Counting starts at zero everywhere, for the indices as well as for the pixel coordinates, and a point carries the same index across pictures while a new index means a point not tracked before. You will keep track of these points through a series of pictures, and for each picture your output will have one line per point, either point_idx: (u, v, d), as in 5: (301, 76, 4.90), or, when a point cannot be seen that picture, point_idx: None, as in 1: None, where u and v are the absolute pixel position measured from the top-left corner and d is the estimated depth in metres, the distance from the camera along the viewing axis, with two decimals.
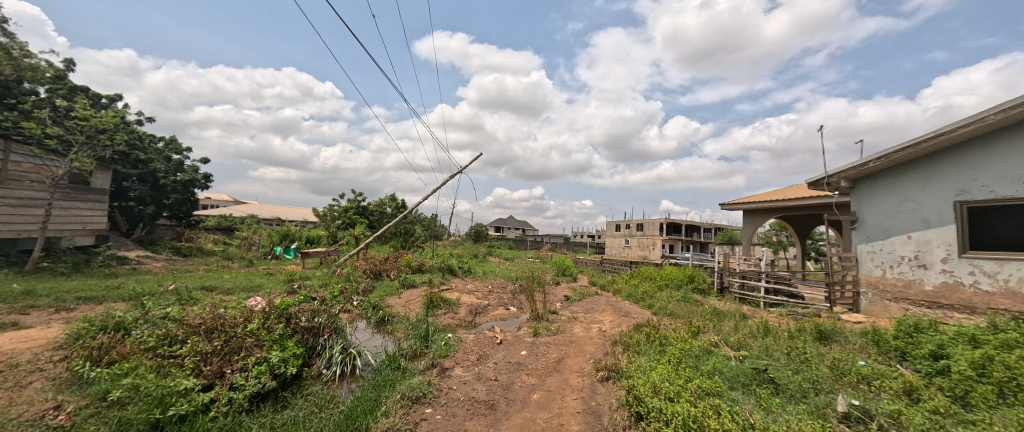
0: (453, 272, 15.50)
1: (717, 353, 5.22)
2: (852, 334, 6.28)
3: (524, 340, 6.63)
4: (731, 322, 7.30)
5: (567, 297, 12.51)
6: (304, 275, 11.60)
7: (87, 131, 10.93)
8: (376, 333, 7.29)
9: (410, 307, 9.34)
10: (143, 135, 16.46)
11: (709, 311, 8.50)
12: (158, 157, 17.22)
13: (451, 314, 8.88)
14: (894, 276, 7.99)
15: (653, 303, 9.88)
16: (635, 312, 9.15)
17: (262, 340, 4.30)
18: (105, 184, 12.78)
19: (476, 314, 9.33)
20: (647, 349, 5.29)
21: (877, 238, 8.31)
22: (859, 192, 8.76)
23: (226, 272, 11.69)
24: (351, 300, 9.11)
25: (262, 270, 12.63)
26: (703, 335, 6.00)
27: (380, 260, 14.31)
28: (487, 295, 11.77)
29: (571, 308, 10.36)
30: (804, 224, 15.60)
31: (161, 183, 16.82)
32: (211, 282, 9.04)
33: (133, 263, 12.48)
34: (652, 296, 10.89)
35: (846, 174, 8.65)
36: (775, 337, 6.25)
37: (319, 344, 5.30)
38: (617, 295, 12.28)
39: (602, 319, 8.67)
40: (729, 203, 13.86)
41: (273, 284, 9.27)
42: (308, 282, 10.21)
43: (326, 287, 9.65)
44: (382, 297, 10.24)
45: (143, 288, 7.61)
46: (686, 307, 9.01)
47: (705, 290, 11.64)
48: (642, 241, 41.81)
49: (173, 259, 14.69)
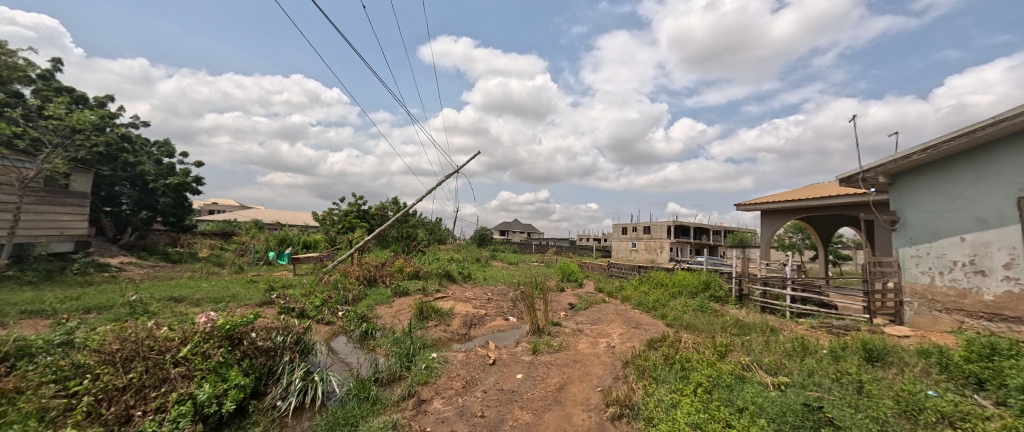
0: (452, 278, 14.69)
1: (753, 382, 4.29)
2: (910, 354, 5.34)
3: (523, 360, 5.78)
4: (760, 338, 6.38)
5: (572, 305, 11.61)
6: (289, 282, 10.82)
7: (62, 131, 10.35)
8: (355, 352, 6.46)
9: (399, 318, 8.52)
10: (132, 137, 15.90)
11: (731, 324, 7.57)
12: (148, 160, 16.66)
13: (442, 327, 8.04)
14: (944, 284, 7.04)
15: (667, 313, 8.97)
16: (647, 324, 8.25)
17: (194, 372, 3.53)
18: (86, 188, 12.18)
19: (471, 326, 8.47)
20: (667, 375, 4.39)
21: (923, 241, 7.39)
22: (901, 189, 7.81)
23: (209, 279, 10.98)
24: (335, 312, 8.32)
25: (248, 276, 11.90)
26: (731, 357, 5.07)
27: (374, 266, 13.54)
28: (485, 303, 10.93)
29: (575, 318, 9.47)
30: (826, 225, 14.57)
31: (150, 187, 16.09)
32: (182, 292, 8.30)
33: (114, 270, 11.78)
34: (664, 305, 9.97)
35: (885, 169, 7.72)
36: (815, 357, 5.33)
37: (278, 367, 4.55)
38: (626, 303, 11.37)
39: (610, 331, 7.78)
40: (746, 203, 12.93)
41: (251, 293, 8.53)
42: (291, 290, 9.43)
43: (309, 296, 8.87)
44: (370, 307, 9.41)
45: (101, 300, 6.85)
46: (706, 319, 8.06)
47: (722, 298, 10.70)
48: (650, 244, 40.70)
49: (159, 265, 14.02)
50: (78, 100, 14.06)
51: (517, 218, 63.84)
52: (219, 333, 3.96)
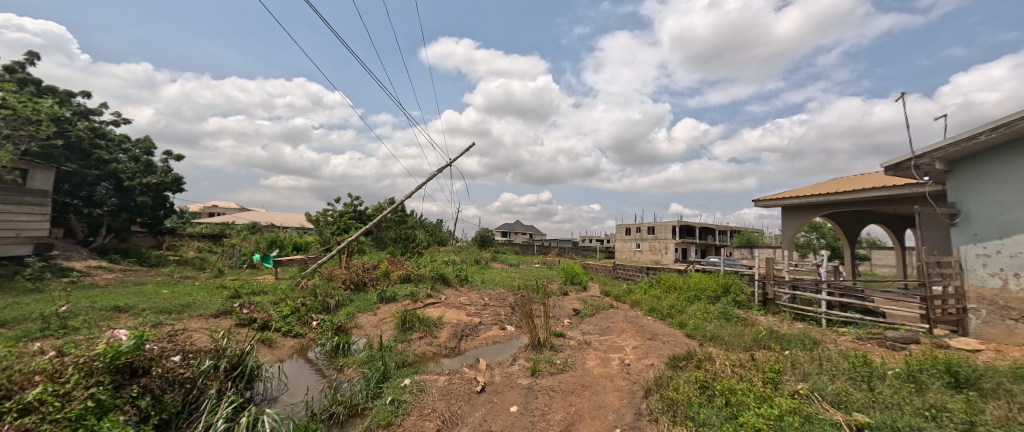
0: (447, 281, 13.65)
1: (823, 423, 3.22)
2: (1007, 378, 4.22)
3: (518, 385, 4.72)
4: (807, 355, 5.28)
5: (576, 311, 10.53)
6: (263, 288, 9.73)
7: (11, 122, 9.42)
8: (320, 373, 5.42)
9: (381, 328, 7.50)
10: (104, 132, 15.01)
11: (766, 337, 6.46)
12: (124, 157, 15.69)
13: (427, 340, 6.96)
14: (1021, 288, 5.91)
15: (685, 322, 7.91)
16: (664, 335, 7.22)
17: (43, 425, 2.56)
18: (47, 185, 11.26)
19: (462, 338, 7.40)
20: (709, 415, 3.33)
21: (991, 238, 6.28)
22: (963, 176, 6.71)
23: (176, 284, 9.91)
24: (307, 322, 7.27)
25: (221, 281, 10.82)
26: (785, 384, 3.98)
27: (362, 268, 12.52)
28: (481, 310, 9.88)
29: (580, 327, 8.39)
30: (852, 223, 13.39)
31: (124, 184, 15.29)
32: (130, 300, 7.23)
33: (76, 275, 10.65)
34: (681, 312, 8.87)
35: (943, 153, 6.65)
36: (889, 383, 4.21)
37: (200, 403, 3.52)
38: (636, 309, 10.27)
39: (622, 344, 6.74)
40: (766, 198, 11.89)
41: (213, 300, 7.50)
42: (261, 296, 8.39)
43: (279, 303, 7.80)
44: (350, 316, 8.36)
45: (26, 311, 5.82)
46: (734, 330, 6.96)
47: (745, 303, 9.58)
48: (654, 245, 39.62)
49: (132, 268, 12.99)
50: (45, 92, 13.12)
51: (519, 220, 62.99)
52: (101, 364, 2.98)
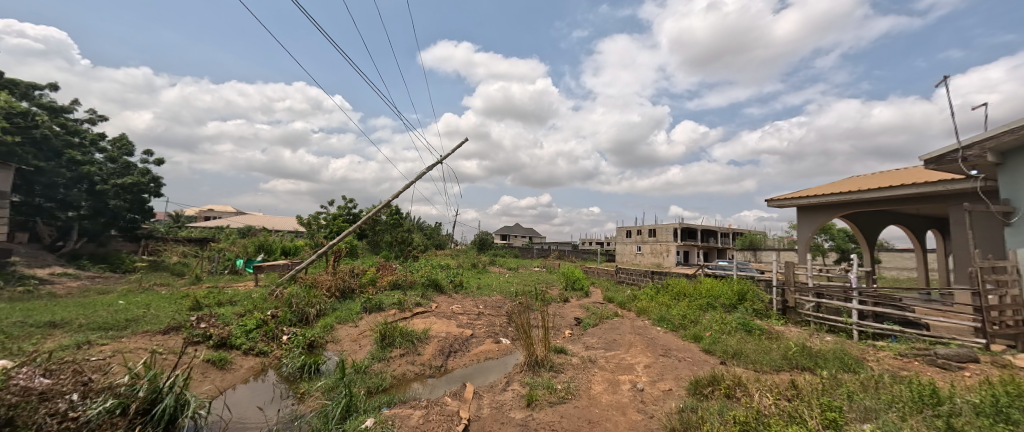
0: (440, 288, 12.80)
1: None
2: None
3: (511, 420, 3.87)
4: (854, 379, 4.47)
5: (578, 321, 9.68)
6: (234, 295, 8.83)
7: None
8: (266, 409, 4.28)
9: (359, 344, 6.65)
10: (76, 130, 14.17)
11: (798, 354, 5.61)
12: (99, 157, 14.87)
13: (409, 359, 6.08)
14: None
15: (702, 335, 7.05)
16: (679, 351, 6.37)
17: None
18: (5, 186, 10.41)
19: (450, 355, 6.53)
20: None
21: None
22: (1019, 170, 5.88)
23: (140, 293, 9.01)
24: (275, 337, 6.43)
25: (191, 289, 9.93)
26: (850, 427, 3.12)
27: (348, 275, 11.67)
28: (474, 320, 9.02)
29: (583, 341, 7.55)
30: (872, 225, 12.56)
31: (97, 186, 14.43)
32: (72, 314, 6.33)
33: (34, 283, 9.70)
34: (695, 322, 8.02)
35: (996, 143, 5.83)
36: (975, 422, 3.35)
37: None
38: (644, 318, 9.42)
39: (633, 362, 5.88)
40: (781, 197, 11.12)
41: (169, 312, 6.64)
42: (229, 306, 7.53)
43: (246, 314, 6.92)
44: (326, 329, 7.49)
45: None
46: (759, 345, 6.11)
47: (764, 312, 8.77)
48: (655, 248, 38.74)
49: (102, 275, 12.09)
50: (5, 87, 12.29)
51: (517, 223, 62.25)
52: None
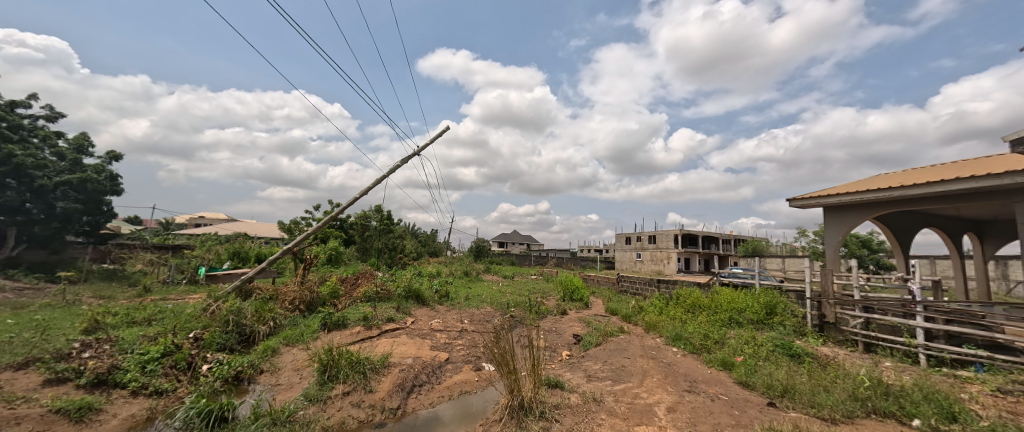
0: (422, 299, 11.36)
1: None
2: None
3: None
4: None
5: (577, 339, 8.21)
6: (163, 310, 7.33)
7: None
8: None
9: (296, 377, 5.18)
10: (16, 123, 12.69)
11: (873, 393, 4.19)
12: (45, 154, 13.39)
13: (355, 399, 4.62)
14: None
15: (735, 361, 5.58)
16: (709, 385, 4.90)
17: None
18: None
19: (412, 391, 5.05)
20: None
21: None
22: None
23: (51, 308, 7.46)
24: (188, 367, 4.97)
25: (123, 303, 8.40)
26: None
27: (313, 284, 10.15)
28: (453, 338, 7.57)
29: (583, 367, 6.12)
30: (905, 228, 11.19)
31: (40, 185, 12.90)
32: None
33: None
34: (721, 343, 6.58)
35: None
36: None
37: None
38: (656, 336, 7.92)
39: (652, 403, 4.40)
40: (803, 196, 9.77)
41: (49, 335, 5.12)
42: (142, 326, 6.04)
43: (157, 337, 5.44)
44: (266, 354, 6.02)
45: None
46: (814, 378, 4.68)
47: (799, 330, 7.35)
48: (655, 255, 37.38)
49: (33, 287, 10.54)
50: None
51: (514, 230, 61.12)
52: None
